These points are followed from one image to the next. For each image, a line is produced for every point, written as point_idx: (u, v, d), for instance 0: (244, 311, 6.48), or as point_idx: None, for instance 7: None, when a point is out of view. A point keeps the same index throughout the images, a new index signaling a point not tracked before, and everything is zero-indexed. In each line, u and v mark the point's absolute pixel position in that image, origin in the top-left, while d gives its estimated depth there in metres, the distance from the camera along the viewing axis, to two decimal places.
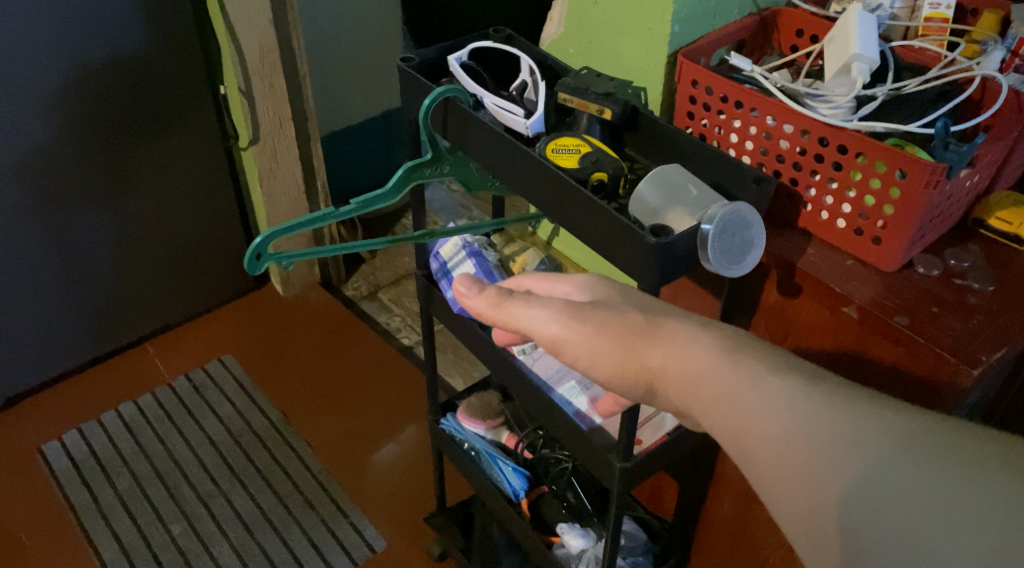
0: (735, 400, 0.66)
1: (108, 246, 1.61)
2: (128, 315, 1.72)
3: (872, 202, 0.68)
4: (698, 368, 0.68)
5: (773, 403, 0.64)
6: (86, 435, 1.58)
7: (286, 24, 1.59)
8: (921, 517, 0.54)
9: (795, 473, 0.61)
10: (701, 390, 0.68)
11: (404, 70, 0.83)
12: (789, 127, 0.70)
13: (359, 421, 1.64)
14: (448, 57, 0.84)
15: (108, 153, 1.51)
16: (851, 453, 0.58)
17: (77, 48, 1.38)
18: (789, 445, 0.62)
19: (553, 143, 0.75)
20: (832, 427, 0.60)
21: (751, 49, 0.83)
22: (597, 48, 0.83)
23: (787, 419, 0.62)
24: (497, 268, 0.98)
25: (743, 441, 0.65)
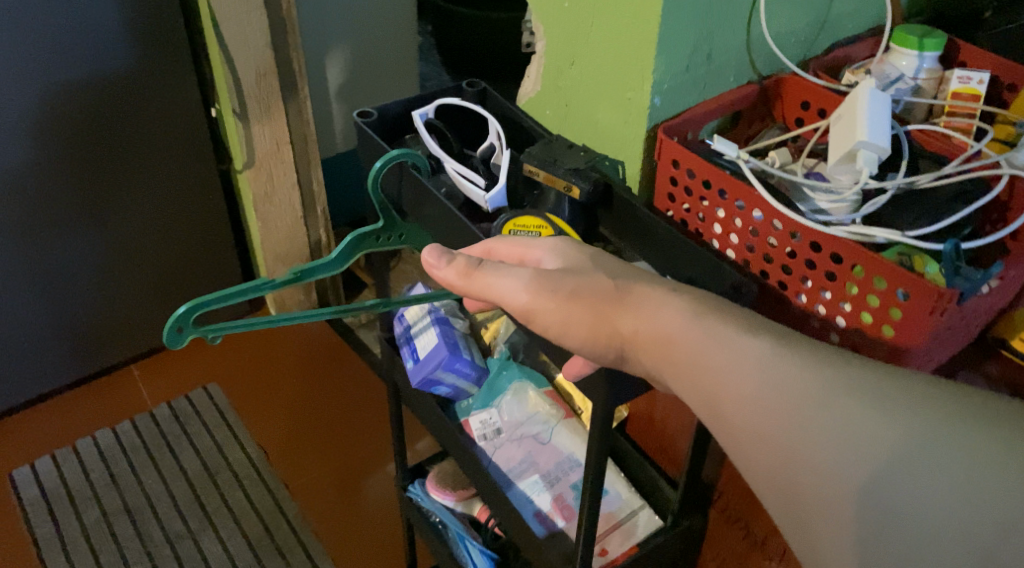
0: (706, 359, 0.59)
1: (92, 267, 1.56)
2: (113, 335, 1.67)
3: (870, 319, 0.58)
4: (673, 332, 0.60)
5: (749, 363, 0.58)
6: (60, 462, 1.54)
7: (285, 47, 1.53)
8: (910, 479, 0.52)
9: (777, 434, 0.56)
10: (675, 355, 0.60)
11: (361, 128, 0.75)
12: (778, 224, 0.61)
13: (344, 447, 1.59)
14: (414, 112, 0.77)
15: (94, 171, 1.45)
16: (838, 416, 0.54)
17: (61, 66, 1.32)
18: (771, 410, 0.56)
19: (511, 224, 0.68)
20: (811, 388, 0.56)
21: (749, 120, 0.73)
22: (574, 109, 0.74)
23: (764, 384, 0.57)
24: (465, 339, 0.88)
25: (716, 404, 0.59)
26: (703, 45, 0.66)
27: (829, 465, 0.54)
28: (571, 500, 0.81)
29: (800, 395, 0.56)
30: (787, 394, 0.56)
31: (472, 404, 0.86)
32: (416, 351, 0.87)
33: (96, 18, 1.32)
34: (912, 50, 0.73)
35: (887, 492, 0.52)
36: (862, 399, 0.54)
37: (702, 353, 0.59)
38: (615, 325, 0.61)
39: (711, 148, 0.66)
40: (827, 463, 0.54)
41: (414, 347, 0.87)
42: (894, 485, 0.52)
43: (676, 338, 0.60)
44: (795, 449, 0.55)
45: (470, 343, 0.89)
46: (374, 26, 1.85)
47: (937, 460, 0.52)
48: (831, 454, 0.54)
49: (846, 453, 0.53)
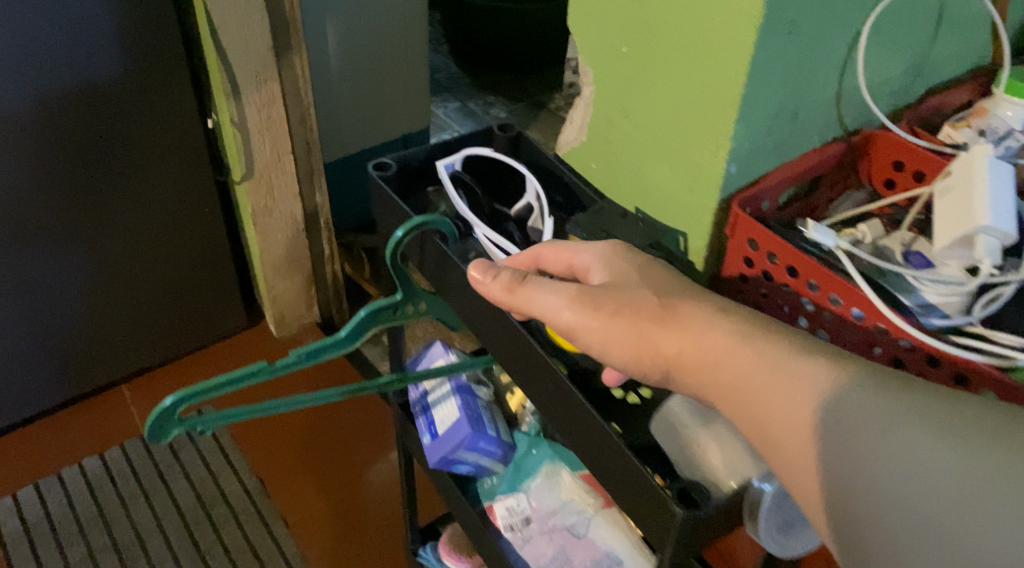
0: (743, 366, 0.54)
1: (77, 286, 1.45)
2: (101, 355, 1.57)
3: None
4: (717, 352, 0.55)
5: (790, 372, 0.53)
6: (44, 493, 1.44)
7: (288, 50, 1.41)
8: (960, 505, 0.45)
9: (818, 449, 0.50)
10: (715, 370, 0.55)
11: (377, 183, 0.66)
12: (877, 326, 0.52)
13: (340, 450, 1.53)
14: (440, 163, 0.68)
15: (83, 187, 1.34)
16: (885, 430, 0.48)
17: (46, 78, 1.20)
18: (815, 424, 0.51)
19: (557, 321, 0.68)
20: (858, 399, 0.50)
21: (832, 179, 0.63)
22: (629, 165, 0.63)
23: (807, 395, 0.51)
24: (489, 411, 0.78)
25: (755, 416, 0.53)
26: (791, 101, 0.55)
27: (870, 484, 0.48)
28: None
29: (845, 407, 0.50)
30: (830, 406, 0.51)
31: (498, 485, 0.78)
32: (433, 425, 0.77)
33: (85, 26, 1.20)
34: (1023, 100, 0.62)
35: (931, 516, 0.46)
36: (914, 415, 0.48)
37: (740, 360, 0.54)
38: (650, 336, 0.57)
39: (802, 235, 0.56)
40: (887, 488, 0.47)
41: (432, 419, 0.78)
42: (940, 509, 0.45)
43: (713, 345, 0.55)
44: (838, 466, 0.49)
45: (495, 415, 0.78)
46: (381, 24, 1.73)
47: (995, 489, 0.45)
48: (876, 473, 0.48)
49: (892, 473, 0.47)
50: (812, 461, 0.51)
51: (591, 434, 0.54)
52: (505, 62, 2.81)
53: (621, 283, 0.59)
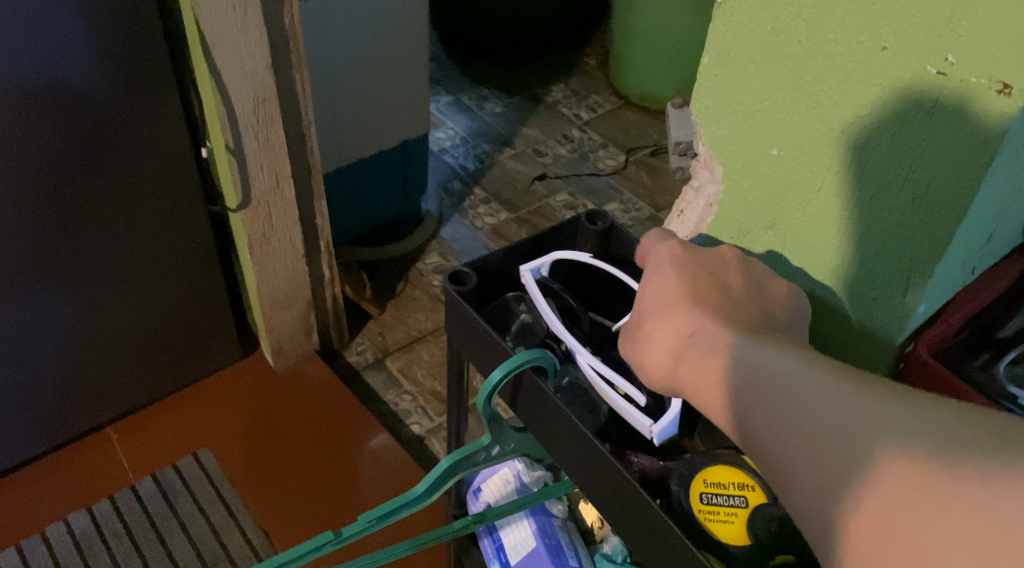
0: (693, 349, 0.55)
1: (55, 331, 1.31)
2: (86, 400, 1.43)
3: None
4: (695, 370, 0.54)
5: (730, 350, 0.52)
6: (27, 556, 1.32)
7: (288, 67, 1.27)
8: (872, 460, 0.43)
9: (752, 424, 0.50)
10: (697, 383, 0.54)
11: (454, 297, 0.60)
12: None
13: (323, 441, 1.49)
14: (527, 274, 0.67)
15: (61, 226, 1.20)
16: (807, 391, 0.47)
17: (15, 112, 1.05)
18: (782, 425, 0.48)
19: (707, 478, 0.60)
20: (783, 365, 0.50)
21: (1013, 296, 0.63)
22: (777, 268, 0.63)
23: (764, 392, 0.49)
24: (567, 533, 0.68)
25: (702, 399, 0.54)
26: (991, 224, 0.56)
27: (795, 452, 0.46)
28: None
29: (773, 381, 0.50)
30: (758, 377, 0.50)
31: None
32: (505, 552, 0.68)
33: (61, 52, 1.05)
34: None
35: (852, 478, 0.44)
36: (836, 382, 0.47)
37: (689, 346, 0.55)
38: (660, 349, 0.57)
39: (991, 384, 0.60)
40: (853, 487, 0.43)
41: (502, 543, 0.69)
42: (858, 470, 0.43)
43: (681, 341, 0.56)
44: (766, 434, 0.49)
45: (574, 537, 0.68)
46: (383, 28, 1.58)
47: (911, 443, 0.42)
48: (802, 442, 0.46)
49: (817, 441, 0.46)
50: (785, 463, 0.47)
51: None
52: (499, 50, 2.66)
53: (641, 306, 0.61)
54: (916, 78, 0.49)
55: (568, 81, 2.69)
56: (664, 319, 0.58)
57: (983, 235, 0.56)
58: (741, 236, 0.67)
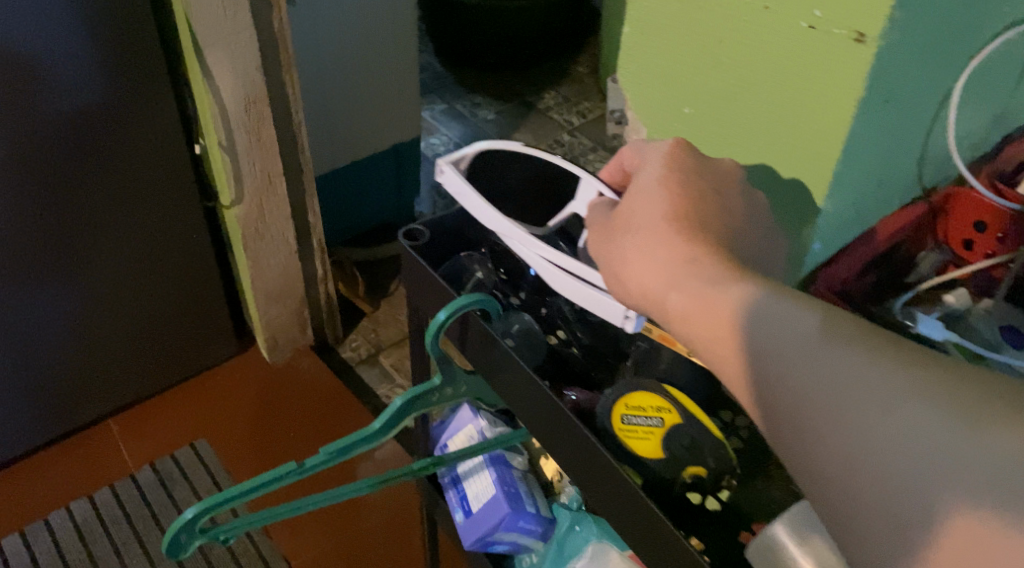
0: (711, 300, 0.52)
1: (57, 324, 1.36)
2: (86, 392, 1.49)
3: None
4: (682, 300, 0.53)
5: (758, 322, 0.50)
6: (30, 540, 1.37)
7: (277, 68, 1.33)
8: (926, 461, 0.42)
9: (772, 393, 0.48)
10: (710, 337, 0.52)
11: (407, 253, 0.67)
12: None
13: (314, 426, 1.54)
14: (445, 179, 0.71)
15: (62, 219, 1.26)
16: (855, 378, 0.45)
17: (18, 109, 1.12)
18: (822, 410, 0.46)
19: (622, 405, 0.61)
20: (822, 345, 0.47)
21: (913, 244, 0.69)
22: None
23: (804, 373, 0.47)
24: (526, 483, 0.73)
25: (711, 349, 0.51)
26: (879, 172, 0.61)
27: (830, 436, 0.45)
28: None
29: (811, 360, 0.47)
30: (786, 346, 0.48)
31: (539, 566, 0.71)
32: (467, 500, 0.72)
33: (59, 52, 1.11)
34: None
35: (896, 474, 0.42)
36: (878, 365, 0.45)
37: (706, 295, 0.52)
38: (653, 279, 0.55)
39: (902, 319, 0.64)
40: (905, 485, 0.42)
41: (464, 493, 0.72)
42: (905, 466, 0.42)
43: (680, 275, 0.54)
44: (791, 407, 0.47)
45: (532, 487, 0.73)
46: (372, 34, 1.65)
47: (970, 459, 0.41)
48: (836, 425, 0.45)
49: (858, 427, 0.44)
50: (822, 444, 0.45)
51: (667, 550, 0.48)
52: (491, 61, 2.74)
53: (623, 226, 0.59)
54: (797, 38, 0.54)
55: (559, 89, 2.76)
56: (648, 240, 0.56)
57: (871, 183, 0.61)
58: None
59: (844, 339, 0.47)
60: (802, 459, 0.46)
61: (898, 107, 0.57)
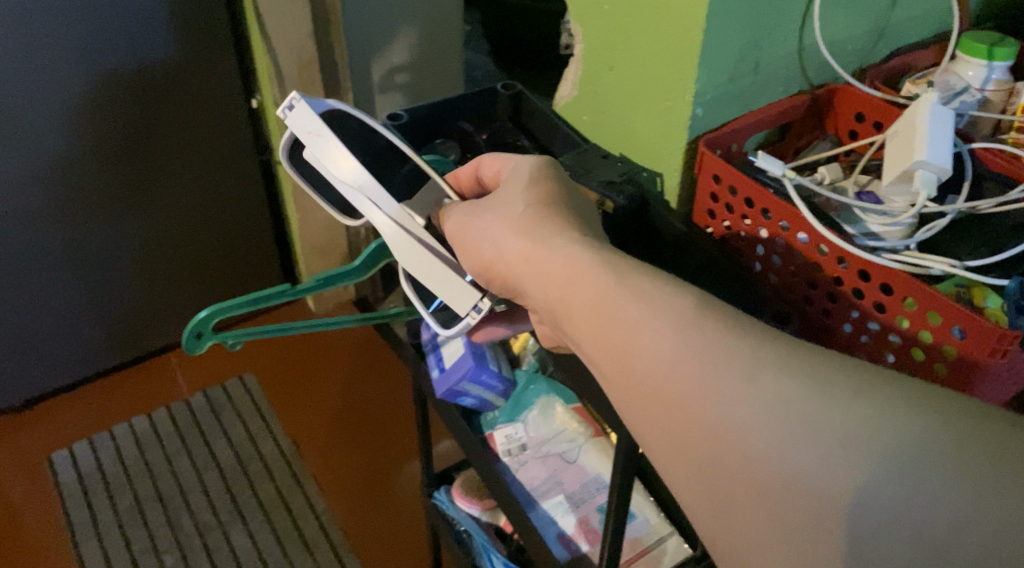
0: (631, 311, 0.54)
1: (129, 256, 1.56)
2: (148, 323, 1.67)
3: (929, 338, 0.57)
4: (558, 262, 0.59)
5: (682, 344, 0.51)
6: (96, 446, 1.56)
7: (326, 35, 1.49)
8: (850, 471, 0.47)
9: (700, 406, 0.50)
10: (622, 353, 0.53)
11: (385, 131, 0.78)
12: (803, 235, 0.61)
13: (338, 370, 1.71)
14: (294, 115, 0.70)
15: (137, 159, 1.45)
16: (791, 391, 0.49)
17: (103, 56, 1.32)
18: (764, 426, 0.48)
19: None
20: (753, 362, 0.50)
21: (799, 132, 0.71)
22: None
23: (738, 397, 0.49)
24: (492, 351, 0.83)
25: (628, 367, 0.53)
26: (751, 53, 0.65)
27: (760, 444, 0.48)
28: (596, 524, 0.77)
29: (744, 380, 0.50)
30: (714, 360, 0.51)
31: (497, 417, 0.84)
32: (442, 359, 0.82)
33: (138, 7, 1.32)
34: (982, 60, 0.72)
35: (823, 483, 0.47)
36: (805, 379, 0.49)
37: (623, 306, 0.54)
38: (539, 263, 0.60)
39: (756, 165, 0.64)
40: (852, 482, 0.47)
41: (440, 355, 0.83)
42: (835, 470, 0.47)
43: (577, 262, 0.58)
44: (718, 423, 0.49)
45: (498, 355, 0.84)
46: (418, 18, 1.82)
47: (900, 450, 0.47)
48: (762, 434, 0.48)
49: (792, 436, 0.48)
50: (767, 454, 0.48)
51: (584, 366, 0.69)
52: None
53: (502, 200, 0.66)
54: None
55: None
56: (509, 225, 0.63)
57: None
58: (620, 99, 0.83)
59: (761, 358, 0.50)
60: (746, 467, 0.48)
61: (787, 5, 0.65)
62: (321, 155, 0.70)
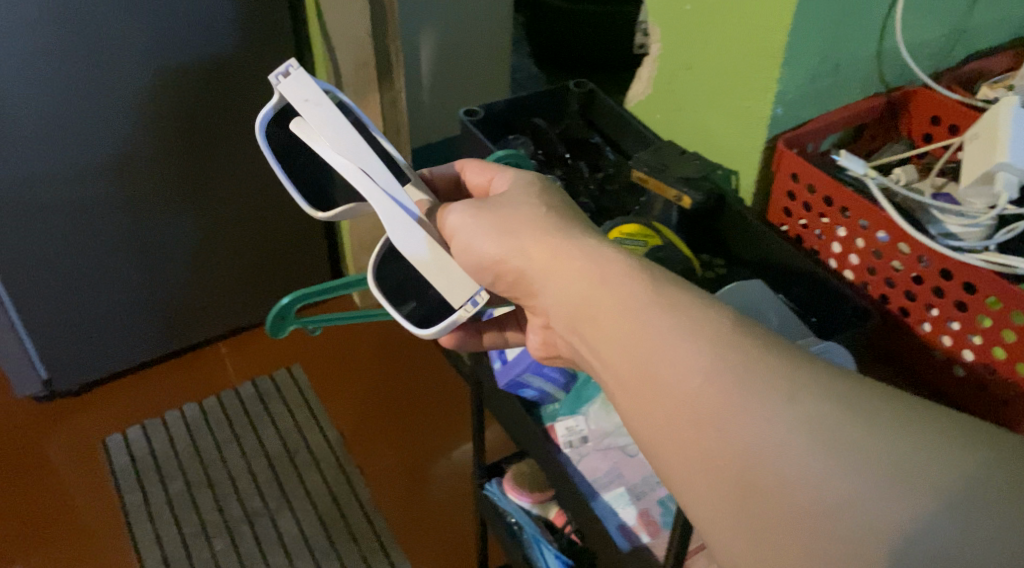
0: (662, 333, 0.54)
1: (186, 247, 1.60)
2: (201, 313, 1.71)
3: (1012, 339, 0.60)
4: (589, 273, 0.60)
5: (713, 365, 0.52)
6: (149, 432, 1.60)
7: (384, 36, 1.52)
8: (887, 494, 0.46)
9: (732, 423, 0.50)
10: (651, 374, 0.54)
11: (466, 123, 0.83)
12: (883, 235, 0.65)
13: (380, 366, 1.73)
14: (295, 79, 0.75)
15: (197, 152, 1.49)
16: (827, 412, 0.49)
17: (171, 51, 1.36)
18: (797, 447, 0.48)
19: (617, 230, 0.71)
20: (788, 384, 0.50)
21: (871, 134, 0.75)
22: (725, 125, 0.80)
23: (769, 417, 0.49)
24: None
25: (658, 385, 0.53)
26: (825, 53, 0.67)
27: (793, 466, 0.48)
28: (656, 516, 0.77)
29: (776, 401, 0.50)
30: (747, 384, 0.51)
31: (558, 409, 0.86)
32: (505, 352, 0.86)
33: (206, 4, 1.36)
34: None
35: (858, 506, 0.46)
36: (844, 401, 0.49)
37: (660, 319, 0.55)
38: (565, 273, 0.62)
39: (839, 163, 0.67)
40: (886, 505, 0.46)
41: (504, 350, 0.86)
42: (872, 494, 0.46)
43: (608, 275, 0.59)
44: (751, 442, 0.49)
45: None
46: (470, 19, 1.84)
47: (940, 476, 0.46)
48: (793, 455, 0.48)
49: (827, 459, 0.47)
50: (800, 474, 0.48)
51: None
52: None
53: (508, 210, 0.69)
54: None
55: None
56: (536, 235, 0.65)
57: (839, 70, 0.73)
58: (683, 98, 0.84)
59: (795, 382, 0.50)
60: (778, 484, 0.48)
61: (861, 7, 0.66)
62: (319, 119, 0.75)
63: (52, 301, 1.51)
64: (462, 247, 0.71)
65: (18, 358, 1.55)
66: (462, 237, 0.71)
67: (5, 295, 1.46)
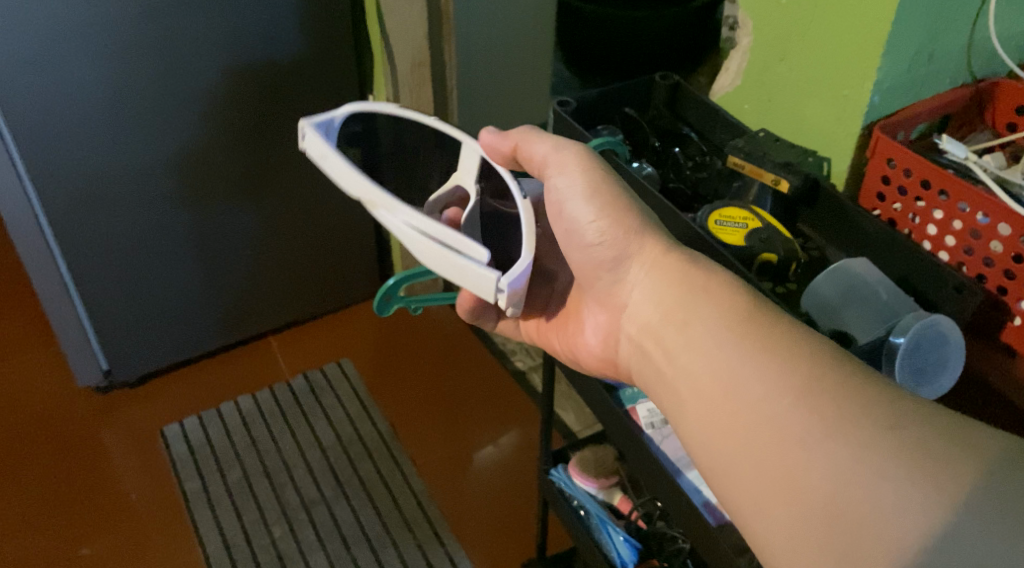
0: (752, 361, 0.59)
1: (243, 242, 1.64)
2: (256, 307, 1.75)
3: None
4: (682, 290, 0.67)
5: (802, 397, 0.56)
6: (206, 422, 1.63)
7: (439, 38, 1.55)
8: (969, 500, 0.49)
9: (821, 445, 0.54)
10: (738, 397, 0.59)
11: (561, 113, 0.89)
12: (981, 215, 0.71)
13: (429, 361, 1.77)
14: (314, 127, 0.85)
15: (258, 149, 1.53)
16: (911, 430, 0.53)
17: (237, 50, 1.40)
18: (882, 466, 0.52)
19: (717, 215, 0.79)
20: (875, 410, 0.54)
21: (959, 123, 0.82)
22: (811, 115, 0.85)
23: (857, 438, 0.53)
24: None
25: (750, 405, 0.58)
26: None
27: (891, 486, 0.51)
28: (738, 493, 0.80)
29: (864, 428, 0.54)
30: (834, 410, 0.55)
31: (639, 392, 0.89)
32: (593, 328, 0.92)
33: (272, 3, 1.40)
34: None
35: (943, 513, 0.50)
36: (939, 434, 0.53)
37: (756, 336, 0.60)
38: (666, 280, 0.68)
39: (940, 147, 0.76)
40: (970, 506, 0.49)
41: None
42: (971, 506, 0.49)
43: (703, 289, 0.65)
44: (841, 459, 0.53)
45: None
46: (518, 22, 1.87)
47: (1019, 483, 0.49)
48: (882, 485, 0.52)
49: (918, 490, 0.51)
50: (887, 486, 0.51)
51: None
52: None
53: (617, 207, 0.74)
54: None
55: None
56: (643, 254, 0.71)
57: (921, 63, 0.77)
58: (767, 90, 0.89)
59: (879, 404, 0.54)
60: (867, 500, 0.52)
61: None
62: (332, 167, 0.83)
63: (115, 293, 1.55)
64: (568, 225, 0.77)
65: (81, 347, 1.59)
66: (564, 209, 0.77)
67: (71, 285, 1.50)
